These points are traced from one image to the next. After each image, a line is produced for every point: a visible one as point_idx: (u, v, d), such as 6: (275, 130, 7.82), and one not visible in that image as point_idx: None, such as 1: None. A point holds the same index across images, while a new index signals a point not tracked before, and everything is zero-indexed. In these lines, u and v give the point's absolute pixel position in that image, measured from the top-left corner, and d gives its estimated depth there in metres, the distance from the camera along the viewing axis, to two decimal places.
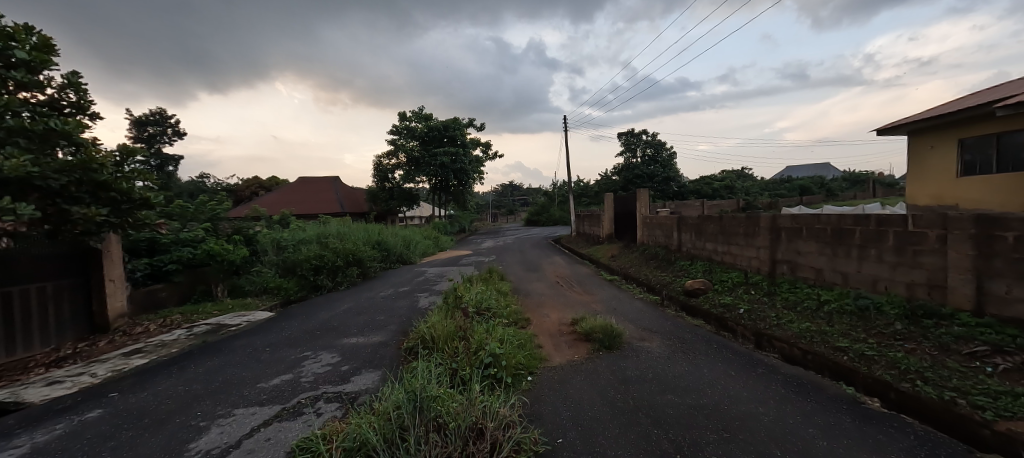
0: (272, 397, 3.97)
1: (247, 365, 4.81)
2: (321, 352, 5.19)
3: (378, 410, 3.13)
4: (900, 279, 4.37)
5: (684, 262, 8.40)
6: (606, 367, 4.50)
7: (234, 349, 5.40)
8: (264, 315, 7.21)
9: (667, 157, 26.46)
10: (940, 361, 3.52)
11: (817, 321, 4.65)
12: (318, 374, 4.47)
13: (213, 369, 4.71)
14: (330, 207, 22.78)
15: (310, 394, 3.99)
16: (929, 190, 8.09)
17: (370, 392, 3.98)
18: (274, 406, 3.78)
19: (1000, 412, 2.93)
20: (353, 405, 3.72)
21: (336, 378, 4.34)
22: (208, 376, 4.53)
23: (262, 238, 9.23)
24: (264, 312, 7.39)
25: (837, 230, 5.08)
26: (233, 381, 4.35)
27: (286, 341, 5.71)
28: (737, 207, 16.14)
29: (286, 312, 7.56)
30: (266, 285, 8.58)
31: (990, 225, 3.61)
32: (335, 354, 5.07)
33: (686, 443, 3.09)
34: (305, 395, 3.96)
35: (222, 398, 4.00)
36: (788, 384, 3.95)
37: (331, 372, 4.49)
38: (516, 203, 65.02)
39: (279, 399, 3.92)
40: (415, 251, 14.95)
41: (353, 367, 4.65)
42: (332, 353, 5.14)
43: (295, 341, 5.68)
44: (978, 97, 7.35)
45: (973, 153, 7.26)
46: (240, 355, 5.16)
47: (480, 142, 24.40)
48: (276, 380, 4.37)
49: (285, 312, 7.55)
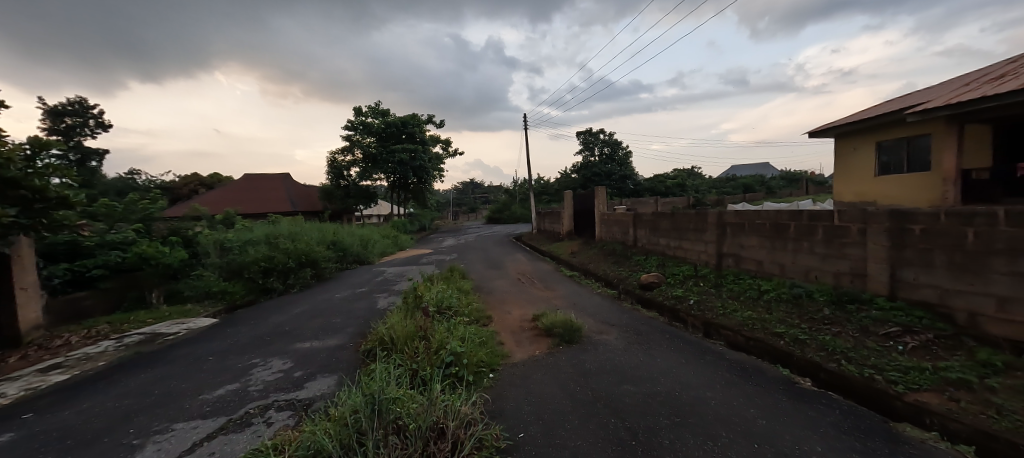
0: (217, 408, 3.88)
1: (187, 376, 4.67)
2: (271, 359, 5.09)
3: (333, 416, 3.14)
4: (829, 268, 4.82)
5: (640, 257, 8.80)
6: (567, 360, 4.70)
7: (174, 359, 5.21)
8: (206, 321, 6.98)
9: (623, 156, 27.42)
10: (861, 342, 3.93)
11: (757, 310, 5.06)
12: (268, 382, 4.40)
13: (148, 382, 4.53)
14: (279, 206, 21.92)
15: (259, 403, 3.93)
16: (853, 188, 8.82)
17: (325, 398, 3.96)
18: (219, 418, 3.69)
19: (910, 385, 3.33)
20: (306, 412, 3.71)
21: (288, 386, 4.27)
22: (143, 390, 4.36)
23: (203, 239, 8.81)
24: (207, 319, 7.13)
25: (775, 225, 5.51)
26: (171, 394, 4.21)
27: (233, 349, 5.56)
28: (688, 204, 16.95)
29: (230, 317, 7.36)
30: (209, 290, 8.20)
31: (901, 219, 4.07)
32: (286, 361, 4.98)
33: (641, 430, 3.30)
34: (253, 406, 3.89)
35: (158, 413, 3.87)
36: (734, 369, 4.28)
37: (282, 379, 4.43)
38: (478, 203, 64.90)
39: (224, 411, 3.83)
40: (373, 250, 14.70)
41: (307, 372, 4.60)
42: (283, 359, 5.05)
43: (242, 348, 5.56)
44: (894, 103, 8.12)
45: (888, 154, 8.01)
46: (181, 366, 4.99)
47: (438, 139, 24.29)
48: (220, 391, 4.26)
49: (230, 317, 7.31)
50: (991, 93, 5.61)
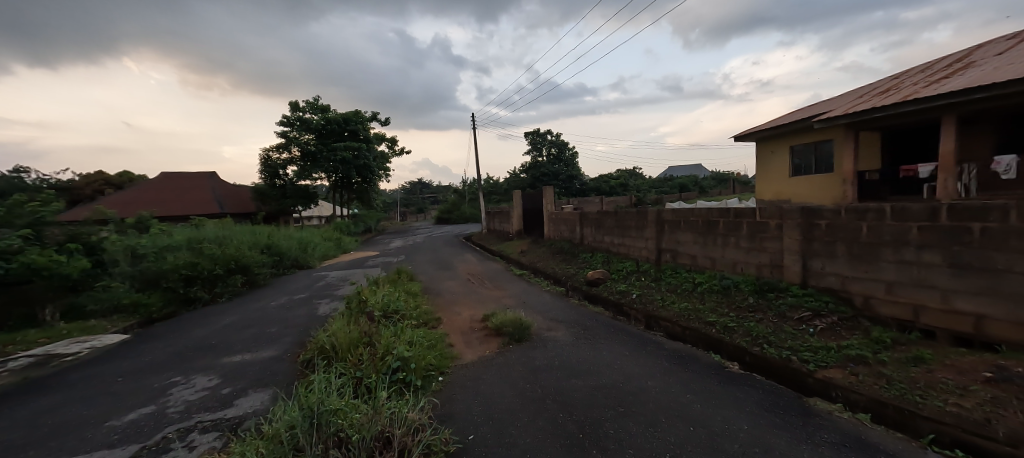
0: (126, 435, 3.61)
1: (91, 400, 4.35)
2: (193, 376, 4.84)
3: (268, 435, 3.06)
4: (752, 261, 5.29)
5: (587, 254, 9.13)
6: (517, 359, 4.84)
7: (74, 384, 4.80)
8: (114, 338, 6.53)
9: (570, 157, 28.19)
10: (779, 326, 4.36)
11: (692, 301, 5.47)
12: (190, 402, 4.18)
13: (42, 411, 4.17)
14: (205, 208, 20.48)
15: (178, 426, 3.70)
16: (770, 188, 9.65)
17: (257, 415, 3.82)
18: (131, 446, 3.44)
19: (819, 363, 3.74)
20: (235, 432, 3.55)
21: (215, 405, 4.09)
22: (35, 420, 3.98)
23: (109, 246, 8.01)
24: (115, 335, 6.65)
25: (707, 222, 5.95)
26: (72, 422, 3.90)
27: (146, 367, 5.23)
28: (631, 202, 17.76)
29: (142, 332, 6.91)
30: (117, 303, 7.70)
31: (811, 215, 4.57)
32: (211, 377, 4.76)
33: (588, 423, 3.48)
34: (172, 429, 3.66)
35: (54, 444, 3.56)
36: (672, 358, 4.60)
37: (207, 398, 4.24)
38: (426, 203, 64.01)
39: (137, 437, 3.57)
40: (312, 253, 14.16)
41: (236, 389, 4.43)
42: (208, 375, 4.82)
43: (159, 366, 5.25)
44: (805, 111, 9.00)
45: (800, 157, 8.84)
46: (85, 389, 4.64)
47: (384, 137, 23.82)
48: (131, 415, 3.98)
49: (143, 332, 6.90)
50: (882, 104, 6.38)
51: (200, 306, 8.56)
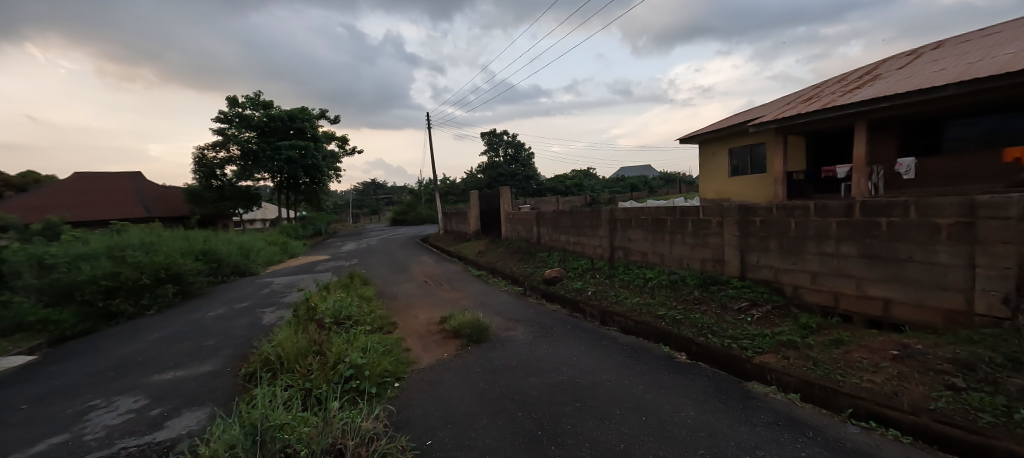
0: None
1: None
2: (116, 398, 4.56)
3: (207, 452, 2.93)
4: (697, 256, 5.63)
5: (544, 253, 9.31)
6: (475, 360, 4.90)
7: None
8: (18, 360, 6.01)
9: (527, 157, 28.52)
10: (721, 317, 4.68)
11: (643, 296, 5.74)
12: (112, 427, 3.94)
13: None
14: (131, 213, 19.06)
15: (101, 454, 3.48)
16: (713, 187, 10.23)
17: (193, 436, 3.65)
18: None
19: (756, 350, 4.05)
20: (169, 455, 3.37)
21: (143, 427, 3.87)
22: None
23: (11, 257, 7.55)
24: (19, 357, 6.12)
25: (656, 220, 6.25)
26: None
27: (58, 391, 4.86)
28: (585, 202, 18.22)
29: (52, 353, 6.40)
30: (23, 320, 6.95)
31: (747, 213, 4.93)
32: (139, 398, 4.50)
33: (546, 420, 3.59)
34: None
35: None
36: (625, 352, 4.83)
37: (133, 420, 4.02)
38: (381, 204, 62.55)
39: None
40: (256, 259, 13.53)
41: (167, 408, 4.22)
42: (134, 396, 4.55)
43: (75, 389, 4.89)
44: (742, 115, 9.62)
45: (738, 159, 9.43)
46: None
47: (333, 135, 23.13)
48: (42, 445, 3.70)
49: (53, 352, 6.40)
50: (808, 110, 6.95)
51: (124, 320, 8.00)
